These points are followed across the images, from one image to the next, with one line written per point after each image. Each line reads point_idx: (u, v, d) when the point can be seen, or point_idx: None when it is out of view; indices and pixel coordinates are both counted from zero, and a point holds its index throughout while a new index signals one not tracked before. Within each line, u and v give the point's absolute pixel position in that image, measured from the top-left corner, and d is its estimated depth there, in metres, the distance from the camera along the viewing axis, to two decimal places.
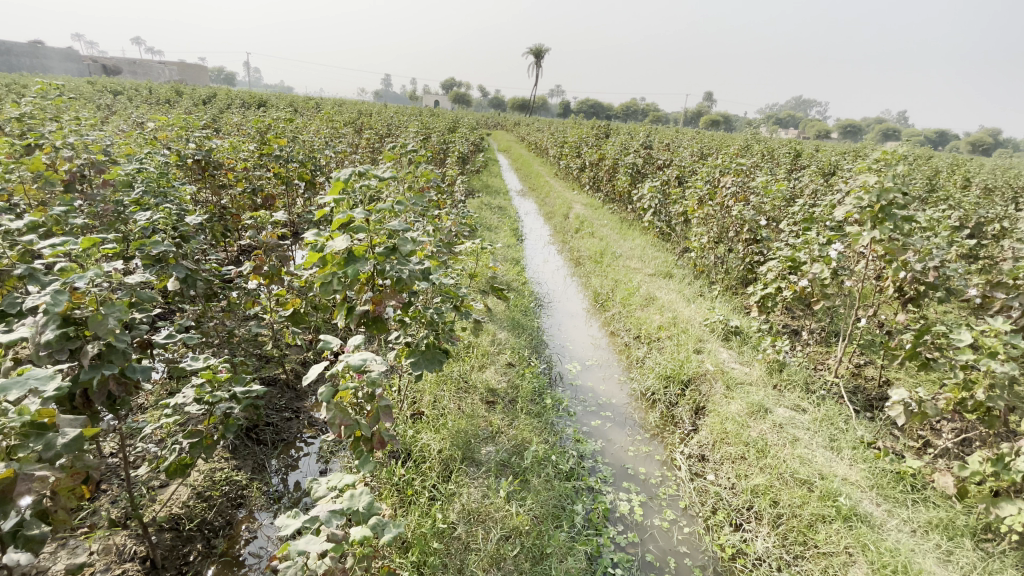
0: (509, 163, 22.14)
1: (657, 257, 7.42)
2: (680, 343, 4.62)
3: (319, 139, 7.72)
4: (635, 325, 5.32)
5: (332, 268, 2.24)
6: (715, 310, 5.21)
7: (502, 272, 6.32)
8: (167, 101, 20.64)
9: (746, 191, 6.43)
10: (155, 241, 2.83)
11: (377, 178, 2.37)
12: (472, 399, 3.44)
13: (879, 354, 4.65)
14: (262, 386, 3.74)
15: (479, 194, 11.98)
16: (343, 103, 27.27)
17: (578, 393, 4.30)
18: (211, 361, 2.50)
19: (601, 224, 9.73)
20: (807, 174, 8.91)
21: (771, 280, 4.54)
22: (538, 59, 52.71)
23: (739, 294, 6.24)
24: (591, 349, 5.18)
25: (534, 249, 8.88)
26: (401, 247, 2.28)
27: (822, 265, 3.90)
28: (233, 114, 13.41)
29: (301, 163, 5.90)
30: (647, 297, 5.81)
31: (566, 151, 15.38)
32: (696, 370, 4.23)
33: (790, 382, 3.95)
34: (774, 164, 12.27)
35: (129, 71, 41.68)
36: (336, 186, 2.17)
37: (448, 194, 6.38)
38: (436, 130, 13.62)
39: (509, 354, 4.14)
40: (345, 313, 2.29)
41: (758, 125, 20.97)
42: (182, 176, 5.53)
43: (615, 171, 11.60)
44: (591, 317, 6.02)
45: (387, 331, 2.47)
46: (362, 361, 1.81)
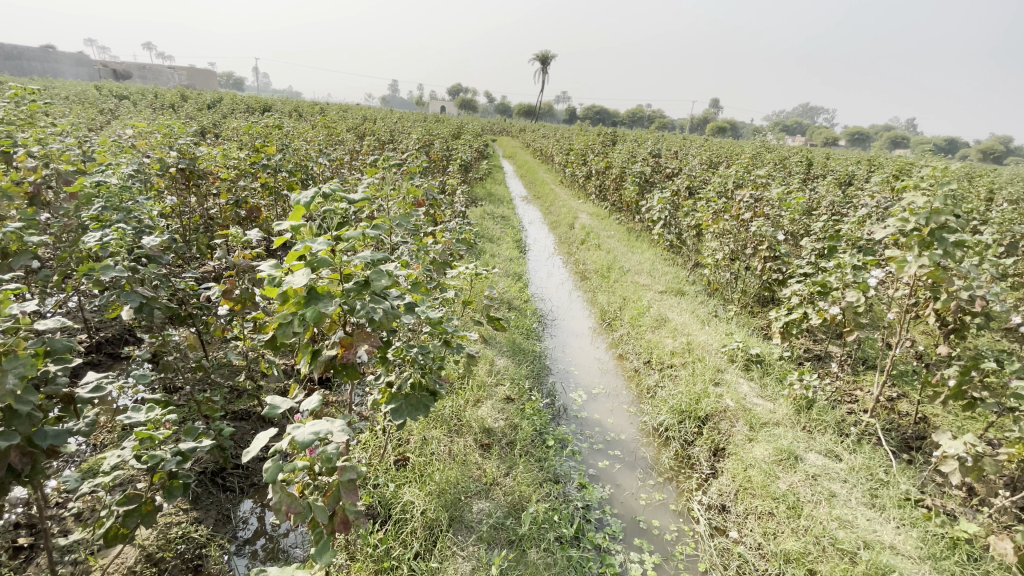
0: (514, 170, 21.85)
1: (668, 272, 7.03)
2: (695, 374, 4.24)
3: (315, 147, 7.43)
4: (646, 349, 4.93)
5: (292, 308, 1.88)
6: (732, 335, 4.82)
7: (504, 289, 5.94)
8: (171, 105, 20.58)
9: (763, 204, 6.05)
10: (105, 266, 2.51)
11: (349, 200, 2.02)
12: (465, 443, 3.07)
13: (913, 387, 4.24)
14: (233, 422, 3.38)
15: (482, 203, 11.65)
16: (349, 109, 27.02)
17: (584, 427, 3.90)
18: (155, 414, 2.13)
19: (608, 235, 9.36)
20: (824, 185, 8.52)
21: (796, 305, 4.15)
22: (544, 66, 52.63)
23: (756, 314, 5.84)
24: (597, 375, 4.79)
25: (538, 262, 8.51)
26: (374, 282, 1.90)
27: (857, 292, 3.52)
28: (234, 120, 13.23)
29: (291, 173, 5.66)
30: (659, 317, 5.42)
31: (572, 159, 15.06)
32: (714, 405, 3.83)
33: (820, 422, 3.55)
34: (786, 173, 11.87)
35: (138, 76, 42.04)
36: (296, 211, 1.81)
37: (446, 206, 6.03)
38: (438, 137, 13.30)
39: (507, 385, 3.76)
40: (308, 361, 1.92)
41: (766, 133, 20.64)
42: (164, 186, 5.20)
43: (622, 180, 11.23)
44: (597, 337, 5.63)
45: (359, 377, 2.10)
46: (312, 437, 1.44)
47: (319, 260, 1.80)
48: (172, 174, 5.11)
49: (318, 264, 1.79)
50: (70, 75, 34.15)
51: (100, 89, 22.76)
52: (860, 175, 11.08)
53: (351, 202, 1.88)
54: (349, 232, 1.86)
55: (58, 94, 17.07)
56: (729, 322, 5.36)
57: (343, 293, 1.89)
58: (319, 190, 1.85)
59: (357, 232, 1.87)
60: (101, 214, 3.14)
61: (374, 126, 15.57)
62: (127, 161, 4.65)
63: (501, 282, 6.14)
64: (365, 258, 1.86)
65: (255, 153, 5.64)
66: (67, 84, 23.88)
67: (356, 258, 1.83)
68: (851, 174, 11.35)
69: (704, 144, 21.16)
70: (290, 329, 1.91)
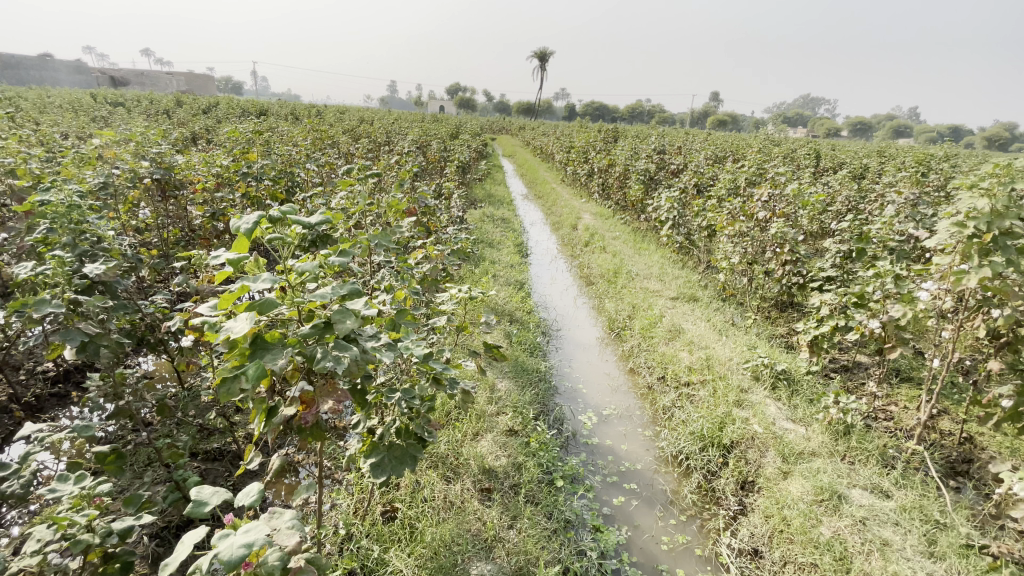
0: (514, 169, 21.44)
1: (678, 276, 6.65)
2: (716, 395, 3.86)
3: (304, 151, 7.08)
4: (660, 364, 4.55)
5: (235, 363, 1.51)
6: (754, 348, 4.44)
7: (505, 299, 5.57)
8: (165, 111, 20.30)
9: (780, 203, 5.65)
10: (38, 301, 2.15)
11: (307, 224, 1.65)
12: (462, 489, 2.70)
13: (957, 405, 3.84)
14: (204, 464, 3.02)
15: (481, 205, 11.29)
16: (348, 110, 26.62)
17: (596, 457, 3.52)
18: (85, 483, 1.77)
19: (613, 236, 8.98)
20: (840, 180, 8.11)
21: (826, 318, 3.77)
22: (542, 63, 52.23)
23: (775, 322, 5.45)
24: (607, 393, 4.41)
25: (541, 266, 8.13)
26: (337, 325, 1.53)
27: (900, 306, 3.14)
28: (226, 125, 12.90)
29: (274, 181, 5.29)
30: (673, 327, 5.03)
31: (573, 157, 14.66)
32: (741, 433, 3.45)
33: (860, 451, 3.17)
34: (796, 167, 11.45)
35: (135, 82, 41.88)
36: (238, 243, 1.45)
37: (441, 212, 5.66)
38: (434, 137, 12.92)
39: (509, 415, 3.39)
40: (259, 427, 1.54)
41: (769, 126, 20.19)
42: (138, 199, 4.85)
43: (626, 178, 10.84)
44: (605, 350, 5.25)
45: (326, 437, 1.72)
46: (240, 555, 1.06)
47: (264, 303, 1.42)
48: (145, 186, 4.75)
49: (263, 309, 1.42)
50: (67, 82, 33.87)
51: (93, 95, 22.46)
52: (873, 168, 10.61)
53: (306, 228, 1.50)
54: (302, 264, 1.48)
55: (51, 102, 16.86)
56: (748, 332, 4.97)
57: (297, 340, 1.52)
58: (266, 213, 1.48)
59: (314, 263, 1.50)
60: (47, 236, 2.79)
61: (371, 127, 15.17)
62: (92, 172, 4.29)
63: (502, 291, 5.77)
64: (322, 297, 1.48)
65: (235, 160, 5.27)
66: (61, 91, 23.59)
67: (310, 300, 1.47)
68: (863, 167, 10.90)
69: (708, 139, 20.69)
70: (238, 385, 1.55)
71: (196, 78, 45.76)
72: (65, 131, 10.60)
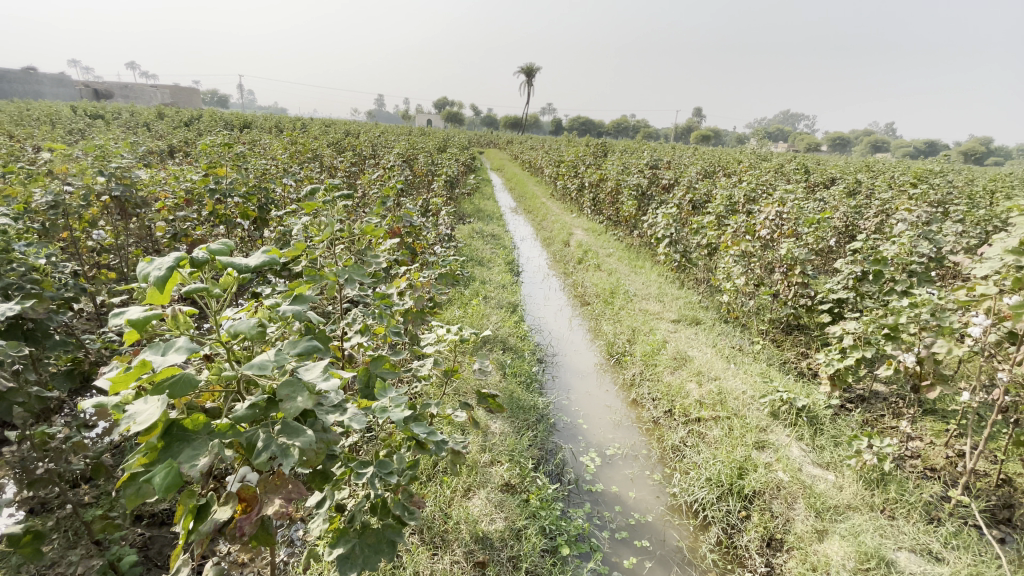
0: (502, 184, 21.19)
1: (677, 297, 6.33)
2: (732, 436, 3.50)
3: (282, 165, 6.67)
4: (667, 397, 4.19)
5: (143, 457, 1.09)
6: (767, 379, 4.11)
7: (496, 324, 5.18)
8: (143, 122, 19.74)
9: (786, 221, 5.37)
10: None
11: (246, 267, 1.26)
12: (452, 566, 2.28)
13: (991, 444, 3.53)
14: (147, 531, 2.56)
15: (469, 221, 10.94)
16: (335, 124, 26.30)
17: (602, 508, 3.12)
18: None
19: (607, 252, 8.66)
20: (838, 196, 7.89)
21: (851, 349, 3.44)
22: (529, 78, 52.56)
23: (783, 347, 5.13)
24: (610, 429, 4.02)
25: (532, 285, 7.77)
26: (285, 403, 1.13)
27: (942, 341, 2.82)
28: (204, 138, 12.43)
29: (246, 198, 4.88)
30: (678, 355, 4.69)
31: (562, 171, 14.42)
32: (764, 481, 3.08)
33: (898, 503, 2.83)
34: (788, 182, 11.29)
35: (117, 94, 41.14)
36: (152, 295, 1.07)
37: (428, 230, 5.29)
38: (421, 150, 12.58)
39: (504, 465, 2.99)
40: (179, 540, 1.14)
41: (755, 142, 20.29)
42: (93, 217, 4.40)
43: (618, 193, 10.58)
44: (605, 379, 4.87)
45: (275, 542, 1.31)
46: None
47: (179, 382, 1.04)
48: (101, 203, 4.32)
49: (178, 390, 1.03)
50: (47, 94, 33.19)
51: (71, 106, 21.85)
52: (866, 184, 10.46)
53: (244, 273, 1.13)
54: (235, 323, 1.11)
55: (24, 113, 16.25)
56: (757, 360, 4.64)
57: (230, 423, 1.14)
58: (187, 256, 1.10)
59: (254, 321, 1.12)
60: None
61: (356, 141, 14.77)
62: (38, 189, 3.85)
63: (493, 315, 5.38)
64: (261, 368, 1.10)
65: (204, 175, 4.86)
66: (34, 101, 22.90)
67: (245, 373, 1.09)
68: (857, 181, 10.77)
69: (695, 153, 20.70)
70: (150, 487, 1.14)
71: (180, 91, 45.28)
72: (32, 143, 10.08)
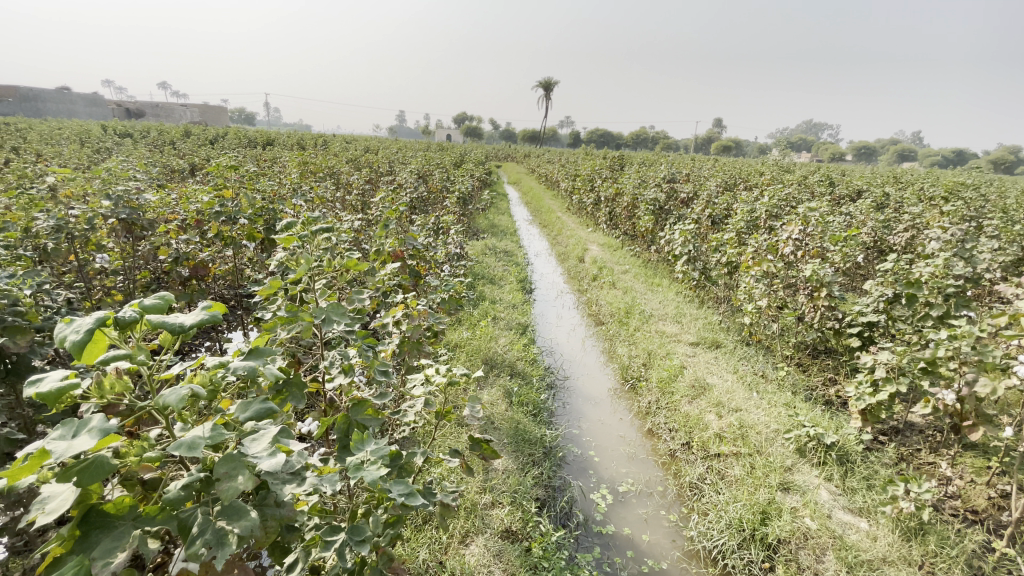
0: (519, 198, 21.12)
1: (695, 317, 6.07)
2: (754, 476, 3.24)
3: (293, 184, 6.66)
4: (684, 428, 3.94)
5: (59, 547, 0.94)
6: (793, 410, 3.84)
7: (505, 347, 5.00)
8: (171, 141, 20.25)
9: (810, 239, 5.09)
10: None
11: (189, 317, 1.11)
12: None
13: None
14: None
15: (483, 237, 10.84)
16: (354, 140, 26.68)
17: (611, 554, 2.89)
18: None
19: (622, 269, 8.44)
20: (865, 210, 7.55)
21: (883, 382, 3.17)
22: (546, 92, 52.88)
23: (810, 373, 4.84)
24: (623, 462, 3.79)
25: (546, 303, 7.60)
26: (220, 486, 0.97)
27: (988, 379, 2.56)
28: (224, 156, 12.61)
29: (252, 219, 4.83)
30: (696, 382, 4.44)
31: (578, 185, 14.26)
32: (789, 529, 2.82)
33: (941, 559, 2.54)
34: (812, 195, 10.93)
35: (150, 114, 42.59)
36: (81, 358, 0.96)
37: (435, 250, 5.16)
38: (436, 165, 12.59)
39: (506, 508, 2.80)
40: None
41: (777, 154, 19.85)
42: (101, 240, 4.40)
43: (634, 207, 10.36)
44: (618, 405, 4.64)
45: None
46: None
47: (90, 467, 0.90)
48: (107, 227, 4.31)
49: (88, 477, 0.90)
50: (83, 115, 34.53)
51: (104, 127, 22.68)
52: (894, 196, 10.05)
53: (176, 334, 0.99)
54: (164, 393, 0.97)
55: (59, 134, 16.85)
56: (781, 388, 4.37)
57: (160, 505, 1.00)
58: (112, 314, 0.97)
59: (185, 391, 0.98)
60: None
61: (372, 157, 14.84)
62: (42, 215, 3.84)
63: (503, 337, 5.22)
64: (191, 447, 0.95)
65: (211, 197, 4.84)
66: (71, 123, 23.91)
67: (172, 454, 0.94)
68: (885, 193, 10.36)
69: (716, 165, 20.34)
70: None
71: (209, 110, 46.77)
72: (61, 164, 10.41)
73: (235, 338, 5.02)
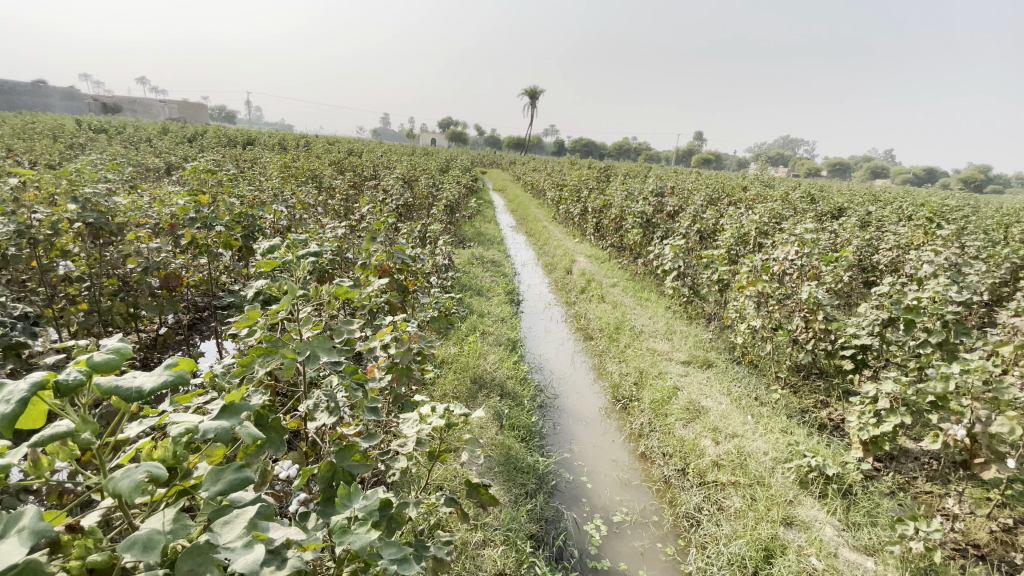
0: (504, 205, 20.98)
1: (686, 334, 5.99)
2: (755, 509, 3.12)
3: (274, 188, 6.40)
4: (680, 454, 3.82)
5: None
6: (791, 438, 3.75)
7: (494, 364, 4.83)
8: (146, 138, 19.61)
9: (805, 261, 5.06)
10: None
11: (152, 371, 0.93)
12: None
13: None
14: None
15: (469, 246, 10.65)
16: (338, 141, 26.30)
17: None
18: None
19: (611, 282, 8.35)
20: (851, 229, 7.59)
21: (887, 413, 3.13)
22: (532, 100, 53.07)
23: (801, 395, 4.77)
24: (617, 489, 3.64)
25: (533, 316, 7.46)
26: None
27: (1004, 419, 2.55)
28: (201, 155, 12.18)
29: (230, 226, 4.58)
30: (691, 404, 4.32)
31: (565, 195, 14.20)
32: (795, 569, 2.69)
33: None
34: (796, 210, 11.02)
35: (127, 108, 41.32)
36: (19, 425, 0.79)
37: (424, 263, 4.98)
38: (422, 171, 12.39)
39: (499, 548, 2.63)
40: None
41: (759, 169, 20.18)
42: (65, 246, 4.11)
43: (622, 219, 10.31)
44: (609, 426, 4.50)
45: None
46: None
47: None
48: (73, 231, 4.02)
49: None
50: (54, 107, 33.29)
51: (77, 121, 21.94)
52: (876, 214, 10.18)
53: (132, 400, 0.81)
54: (117, 478, 0.78)
55: (24, 127, 16.11)
56: (776, 412, 4.29)
57: None
58: (53, 377, 0.80)
59: (140, 473, 0.80)
60: None
61: (358, 161, 14.55)
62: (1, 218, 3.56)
63: (491, 353, 5.04)
64: (147, 546, 0.77)
65: (188, 201, 4.58)
66: (42, 115, 23.05)
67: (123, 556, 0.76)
68: (866, 212, 10.52)
69: (699, 178, 20.53)
70: None
71: (189, 108, 45.86)
72: (27, 159, 9.91)
73: (208, 351, 4.75)
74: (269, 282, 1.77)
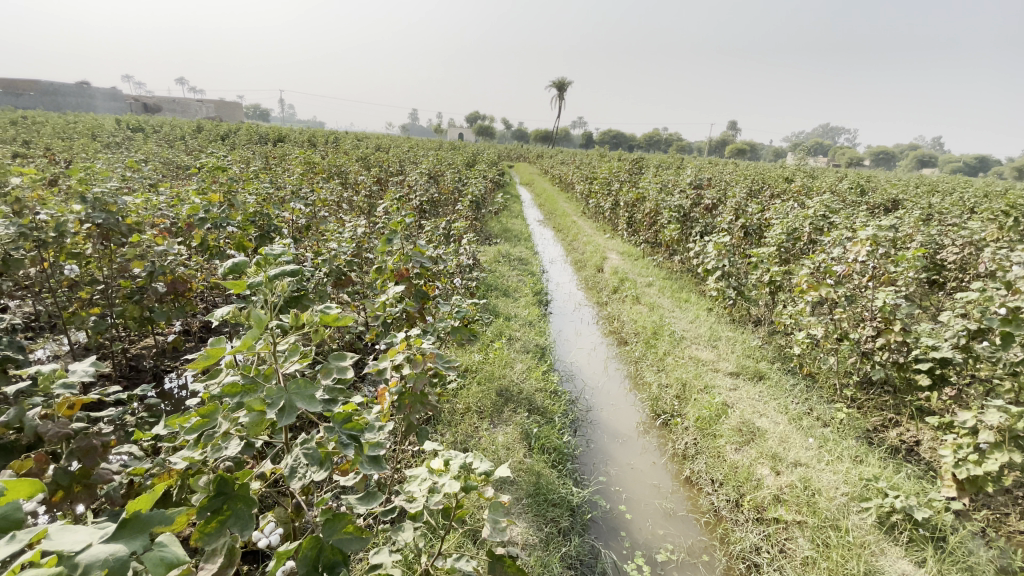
0: (531, 199, 20.54)
1: (732, 340, 5.48)
2: (829, 558, 2.68)
3: (293, 185, 6.16)
4: (732, 482, 3.38)
5: None
6: (864, 468, 3.26)
7: (522, 374, 4.46)
8: (179, 136, 19.89)
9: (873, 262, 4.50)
10: None
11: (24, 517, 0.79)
12: None
13: None
14: None
15: (496, 243, 10.27)
16: (364, 138, 26.34)
17: None
18: None
19: (645, 281, 7.86)
20: (915, 223, 6.86)
21: (991, 448, 2.64)
22: (559, 91, 52.12)
23: (867, 413, 4.23)
24: (661, 520, 3.23)
25: (563, 317, 7.05)
26: None
27: None
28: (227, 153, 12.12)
29: (242, 226, 4.33)
30: (743, 423, 3.86)
31: (595, 188, 13.66)
32: None
33: None
34: (844, 202, 10.22)
35: (167, 108, 42.48)
36: None
37: (446, 264, 4.64)
38: (449, 166, 12.08)
39: None
40: None
41: (796, 161, 19.32)
42: (76, 248, 3.93)
43: (656, 214, 9.76)
44: (648, 445, 4.08)
45: None
46: None
47: None
48: (83, 233, 3.84)
49: None
50: (97, 107, 34.42)
51: (116, 121, 22.46)
52: (937, 206, 9.33)
53: None
54: None
55: (63, 127, 16.46)
56: (842, 434, 3.78)
57: None
58: None
59: None
60: None
61: (383, 156, 14.30)
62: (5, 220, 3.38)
63: (519, 362, 4.67)
64: None
65: (200, 200, 4.36)
66: (83, 115, 23.70)
67: None
68: (925, 203, 9.68)
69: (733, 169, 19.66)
70: None
71: (225, 107, 47.13)
72: (62, 158, 10.02)
73: None
74: (236, 308, 1.45)
